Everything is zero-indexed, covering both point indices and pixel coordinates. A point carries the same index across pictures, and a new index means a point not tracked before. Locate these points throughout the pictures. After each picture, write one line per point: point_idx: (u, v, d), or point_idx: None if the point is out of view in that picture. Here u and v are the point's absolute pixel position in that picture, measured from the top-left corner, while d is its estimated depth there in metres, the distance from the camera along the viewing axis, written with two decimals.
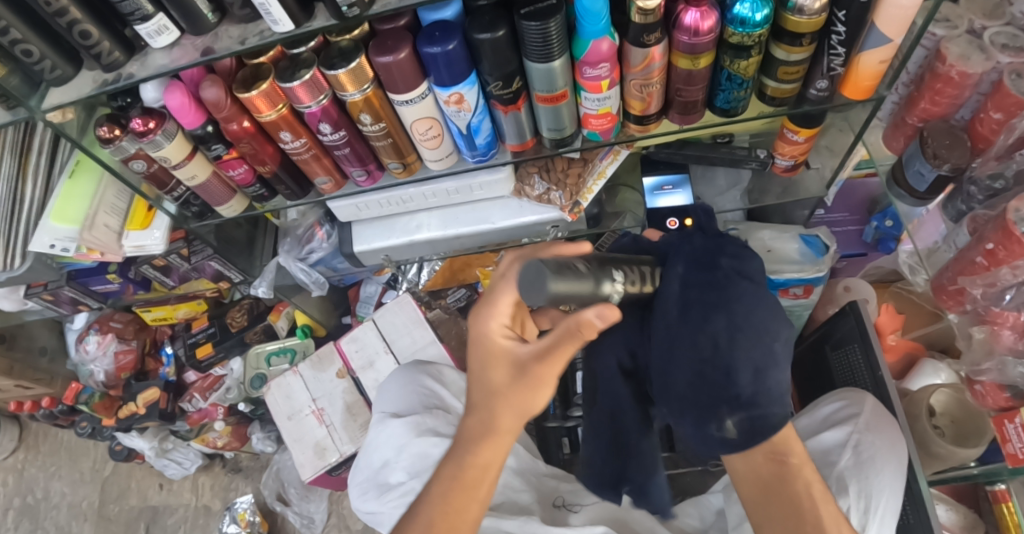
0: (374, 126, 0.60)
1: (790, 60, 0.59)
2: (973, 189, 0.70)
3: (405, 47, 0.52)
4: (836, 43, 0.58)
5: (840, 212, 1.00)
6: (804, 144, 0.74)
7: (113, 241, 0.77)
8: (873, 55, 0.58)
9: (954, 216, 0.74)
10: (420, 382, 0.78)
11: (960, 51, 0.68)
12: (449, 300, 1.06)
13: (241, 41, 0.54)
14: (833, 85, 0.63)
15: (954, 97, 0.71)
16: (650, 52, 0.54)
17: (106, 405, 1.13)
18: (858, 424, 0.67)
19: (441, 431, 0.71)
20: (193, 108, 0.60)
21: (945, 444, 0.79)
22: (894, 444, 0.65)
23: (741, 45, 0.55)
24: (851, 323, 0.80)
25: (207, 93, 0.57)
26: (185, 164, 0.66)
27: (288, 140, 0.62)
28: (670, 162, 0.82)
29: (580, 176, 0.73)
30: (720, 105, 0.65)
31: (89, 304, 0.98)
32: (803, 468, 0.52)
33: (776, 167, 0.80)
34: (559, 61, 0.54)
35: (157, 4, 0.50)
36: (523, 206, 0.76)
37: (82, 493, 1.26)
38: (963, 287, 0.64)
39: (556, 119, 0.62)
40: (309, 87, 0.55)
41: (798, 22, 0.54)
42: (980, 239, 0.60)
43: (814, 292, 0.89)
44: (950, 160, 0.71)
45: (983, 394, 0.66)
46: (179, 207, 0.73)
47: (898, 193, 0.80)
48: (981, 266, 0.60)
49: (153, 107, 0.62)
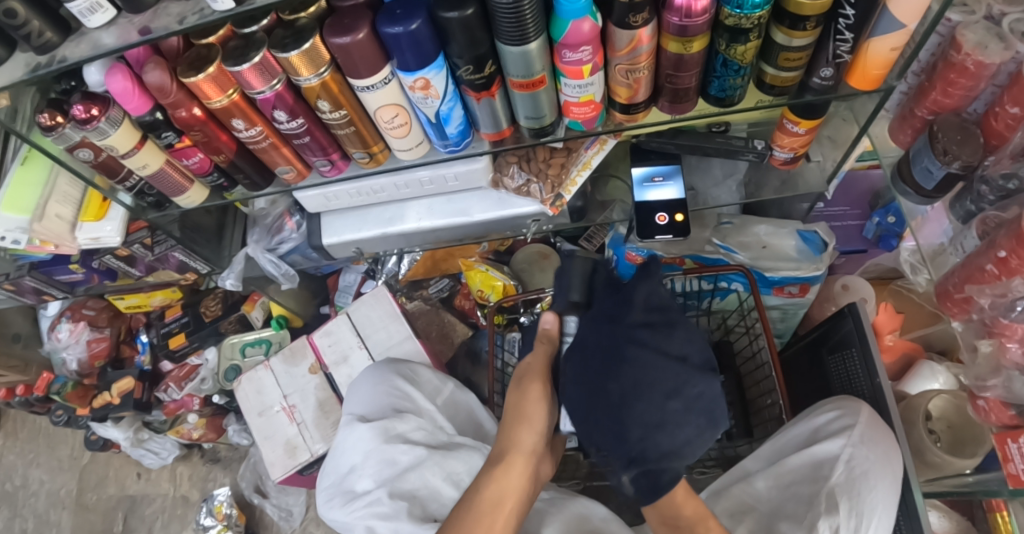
0: (335, 113, 0.55)
1: (792, 45, 0.53)
2: (984, 189, 0.66)
3: (364, 27, 0.47)
4: (843, 28, 0.52)
5: (840, 206, 0.95)
6: (805, 136, 0.69)
7: (66, 233, 0.72)
8: (883, 42, 0.54)
9: (963, 216, 0.70)
10: (392, 382, 0.75)
11: (977, 39, 0.63)
12: (431, 290, 1.01)
13: (181, 19, 0.49)
14: (838, 74, 0.58)
15: (967, 88, 0.66)
16: (636, 34, 0.49)
17: (80, 394, 1.10)
18: (852, 436, 0.63)
19: (411, 437, 0.70)
20: (137, 93, 0.55)
21: (940, 453, 0.76)
22: (888, 457, 0.61)
23: (738, 28, 0.49)
24: (849, 325, 0.76)
25: (150, 76, 0.52)
26: (135, 153, 0.61)
27: (242, 128, 0.57)
28: (662, 152, 0.76)
29: (563, 167, 0.68)
30: (714, 93, 0.59)
31: (55, 294, 0.94)
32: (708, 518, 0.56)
33: (775, 159, 0.75)
34: (535, 44, 0.48)
35: None
36: (503, 198, 0.71)
37: (60, 481, 1.23)
38: (970, 296, 0.61)
39: (534, 106, 0.56)
40: (260, 71, 0.50)
41: (801, 3, 0.48)
42: (992, 246, 0.57)
43: (810, 291, 0.84)
44: (961, 157, 0.65)
45: (987, 410, 0.62)
46: (134, 197, 0.69)
47: (904, 189, 0.75)
48: (991, 275, 0.57)
49: (97, 91, 0.57)
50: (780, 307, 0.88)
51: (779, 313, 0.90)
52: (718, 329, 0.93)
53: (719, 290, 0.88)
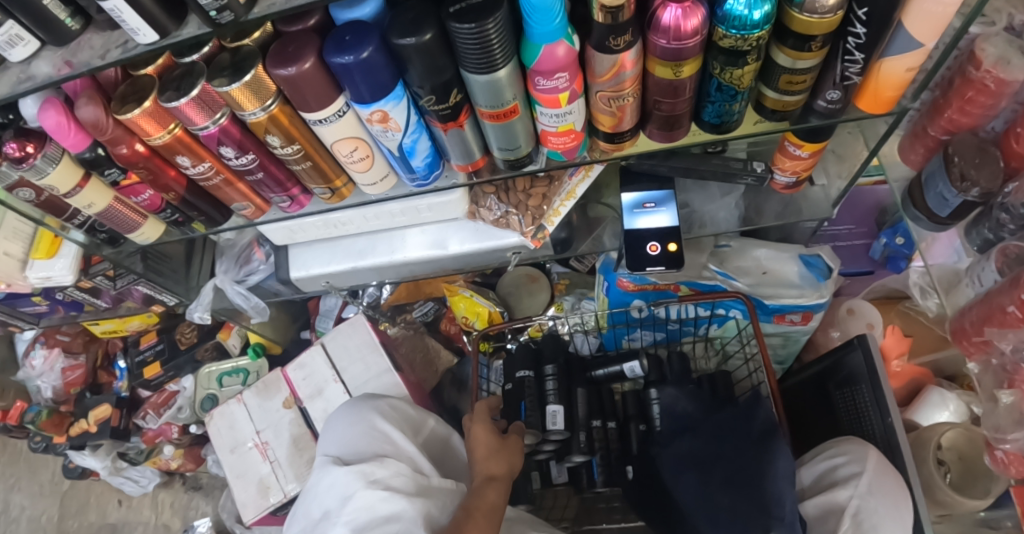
0: (287, 148, 0.51)
1: (795, 67, 0.47)
2: (1004, 217, 0.60)
3: (310, 56, 0.42)
4: (853, 48, 0.46)
5: (845, 224, 0.90)
6: (809, 159, 0.63)
7: (16, 271, 0.68)
8: (898, 62, 0.47)
9: (980, 244, 0.65)
10: (371, 422, 0.71)
11: (998, 53, 0.57)
12: (415, 314, 0.97)
13: (104, 53, 0.44)
14: (847, 96, 0.51)
15: (987, 107, 0.60)
16: (619, 59, 0.43)
17: (55, 423, 1.06)
18: (858, 487, 0.58)
19: (392, 484, 0.63)
20: (73, 128, 0.51)
21: (950, 493, 0.72)
22: (898, 506, 0.57)
23: (736, 50, 0.43)
24: (859, 359, 0.71)
25: (82, 112, 0.48)
26: (78, 192, 0.57)
27: (188, 165, 0.52)
28: (654, 175, 0.71)
29: (544, 197, 0.62)
30: (709, 119, 0.54)
31: (22, 324, 0.90)
32: None
33: (775, 183, 0.69)
34: (504, 71, 0.43)
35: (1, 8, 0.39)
36: (479, 229, 0.66)
37: (40, 508, 1.20)
38: (990, 339, 0.56)
39: (508, 137, 0.51)
40: (200, 105, 0.45)
41: (809, 23, 0.42)
42: (1016, 285, 0.52)
43: (813, 318, 0.79)
44: (981, 182, 0.60)
45: (1005, 464, 0.55)
46: (86, 234, 0.65)
47: (914, 215, 0.69)
48: (1014, 317, 0.52)
49: (33, 126, 0.52)
50: (782, 335, 0.83)
51: (780, 340, 0.84)
52: (718, 356, 0.88)
53: (716, 317, 0.82)
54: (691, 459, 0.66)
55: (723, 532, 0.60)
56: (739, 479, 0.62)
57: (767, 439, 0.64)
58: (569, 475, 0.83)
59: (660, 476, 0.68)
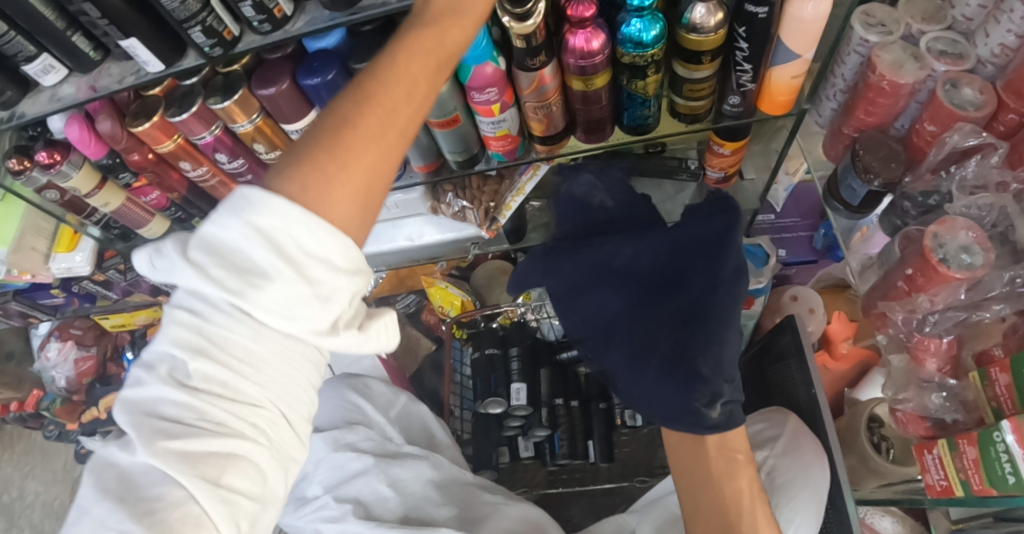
0: (271, 154, 0.59)
1: (693, 77, 0.57)
2: (907, 205, 0.68)
3: (286, 78, 0.51)
4: (741, 59, 0.56)
5: (791, 217, 0.97)
6: (732, 156, 0.71)
7: (41, 264, 0.77)
8: (783, 70, 0.57)
9: (891, 230, 0.72)
10: (344, 397, 0.82)
11: (892, 59, 0.66)
12: (399, 305, 1.05)
13: (120, 80, 0.53)
14: (746, 101, 0.61)
15: (888, 106, 0.68)
16: (537, 75, 0.52)
17: (68, 410, 1.19)
18: (774, 449, 0.68)
19: (359, 446, 0.76)
20: (93, 140, 0.60)
21: (882, 462, 0.79)
22: (811, 467, 0.65)
23: (636, 65, 0.53)
24: (788, 338, 0.79)
25: (101, 126, 0.57)
26: (96, 193, 0.66)
27: (190, 168, 0.62)
28: (601, 174, 0.79)
29: (496, 193, 0.70)
30: (627, 122, 0.62)
31: (39, 316, 0.99)
32: (745, 468, 0.54)
33: (708, 179, 0.77)
34: (444, 87, 0.52)
35: (40, 44, 0.49)
36: (442, 223, 0.74)
37: (54, 493, 1.29)
38: (885, 312, 0.63)
39: (457, 142, 0.60)
40: (199, 118, 0.54)
41: (698, 41, 0.52)
42: (903, 263, 0.60)
43: (756, 303, 0.87)
44: (882, 174, 0.68)
45: (905, 422, 0.64)
46: (102, 231, 0.74)
47: (835, 207, 0.77)
48: (902, 290, 0.60)
49: (58, 138, 0.61)
50: None
51: None
52: None
53: None
54: (655, 253, 0.59)
55: (650, 369, 0.56)
56: (688, 317, 0.56)
57: (725, 285, 0.57)
58: (536, 449, 0.92)
59: (585, 294, 0.61)
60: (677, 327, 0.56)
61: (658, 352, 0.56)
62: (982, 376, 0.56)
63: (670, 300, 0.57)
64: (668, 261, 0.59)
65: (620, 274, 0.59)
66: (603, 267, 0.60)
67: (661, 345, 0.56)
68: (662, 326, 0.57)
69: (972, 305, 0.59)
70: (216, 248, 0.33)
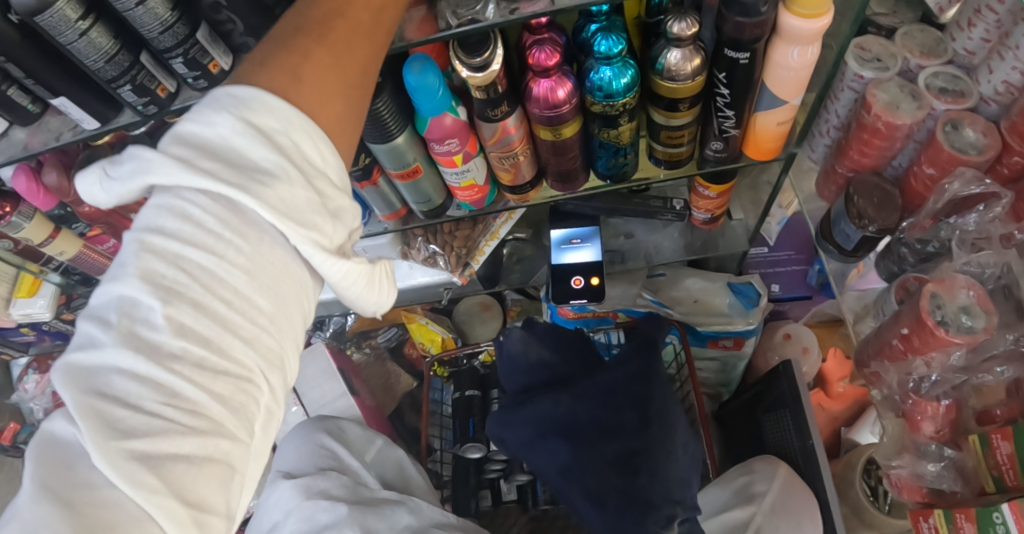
0: None
1: (671, 125, 0.53)
2: (904, 251, 0.64)
3: None
4: (722, 106, 0.52)
5: (783, 251, 0.93)
6: (718, 199, 0.68)
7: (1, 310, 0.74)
8: (769, 116, 0.53)
9: (887, 276, 0.68)
10: (318, 441, 0.78)
11: (888, 99, 0.62)
12: (379, 340, 1.01)
13: (58, 136, 0.50)
14: (730, 147, 0.57)
15: (884, 148, 0.64)
16: (500, 126, 0.49)
17: None
18: (762, 505, 0.64)
19: (333, 494, 0.71)
20: (42, 192, 0.56)
21: (878, 514, 0.75)
22: (797, 528, 0.62)
23: (607, 114, 0.50)
24: (783, 385, 0.75)
25: (47, 179, 0.55)
26: (50, 242, 0.63)
27: None
28: (583, 214, 0.75)
29: (469, 238, 0.67)
30: (602, 170, 0.58)
31: (11, 352, 0.97)
32: None
33: (694, 219, 0.74)
34: (400, 138, 0.49)
35: None
36: (413, 269, 0.71)
37: None
38: (878, 371, 0.59)
39: (419, 192, 0.56)
40: None
41: (673, 88, 0.49)
42: (897, 321, 0.55)
43: (746, 344, 0.81)
44: (876, 220, 0.63)
45: (898, 486, 0.59)
46: (62, 276, 0.72)
47: (826, 248, 0.72)
48: (898, 351, 0.55)
49: (7, 188, 0.59)
50: (719, 360, 0.86)
51: (718, 366, 0.88)
52: None
53: None
54: (589, 393, 0.55)
55: (607, 521, 0.50)
56: (638, 454, 0.52)
57: (664, 415, 0.55)
58: (519, 491, 0.86)
59: (528, 449, 0.55)
60: (622, 459, 0.51)
61: (607, 489, 0.50)
62: (982, 441, 0.52)
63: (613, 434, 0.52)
64: (610, 385, 0.56)
65: (554, 409, 0.54)
66: (546, 420, 0.53)
67: (613, 478, 0.50)
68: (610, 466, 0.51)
69: (972, 369, 0.55)
70: (193, 144, 0.28)
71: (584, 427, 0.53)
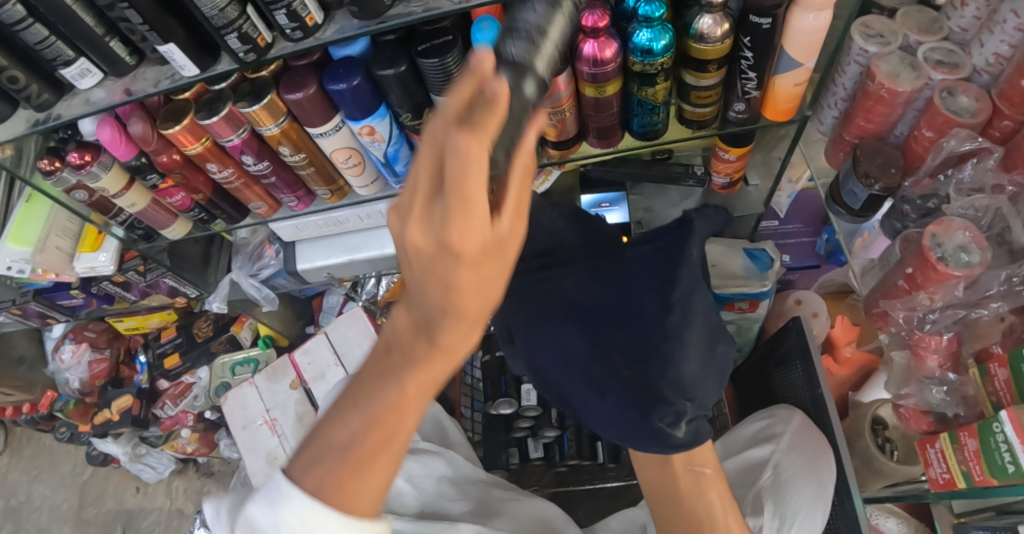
0: (295, 157, 0.62)
1: (700, 85, 0.59)
2: (906, 208, 0.71)
3: (314, 83, 0.54)
4: (746, 68, 0.58)
5: (794, 223, 1.00)
6: (738, 161, 0.74)
7: (65, 263, 0.81)
8: (786, 78, 0.59)
9: (891, 234, 0.74)
10: None
11: (889, 69, 0.68)
12: None
13: (156, 83, 0.56)
14: (751, 108, 0.63)
15: (886, 114, 0.71)
16: (553, 82, 0.54)
17: (81, 412, 1.19)
18: (780, 443, 0.68)
19: None
20: (124, 142, 0.62)
21: (887, 461, 0.79)
22: (815, 463, 0.64)
23: (646, 73, 0.55)
24: (793, 340, 0.79)
25: (134, 128, 0.60)
26: (124, 193, 0.69)
27: (216, 170, 0.64)
28: (609, 180, 0.83)
29: None
30: (637, 129, 0.64)
31: (58, 317, 1.01)
32: (715, 481, 0.60)
33: (714, 184, 0.79)
34: None
35: (78, 49, 0.52)
36: None
37: (62, 496, 1.29)
38: (887, 310, 0.65)
39: None
40: (229, 122, 0.57)
41: (702, 50, 0.54)
42: (902, 263, 0.62)
43: (761, 306, 0.88)
44: (882, 179, 0.70)
45: (907, 417, 0.66)
46: (126, 231, 0.77)
47: (836, 210, 0.79)
48: (903, 289, 0.62)
49: (90, 140, 0.64)
50: (736, 323, 0.91)
51: (734, 329, 0.93)
52: None
53: None
54: (611, 285, 0.62)
55: (609, 402, 0.58)
56: (653, 345, 0.58)
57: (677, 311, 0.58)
58: (545, 450, 0.92)
59: (538, 329, 0.64)
60: (630, 346, 0.59)
61: (613, 373, 0.59)
62: (983, 371, 0.58)
63: (625, 323, 0.60)
64: (623, 285, 0.62)
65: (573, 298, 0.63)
66: (562, 305, 0.63)
67: (617, 362, 0.59)
68: (618, 353, 0.59)
69: (970, 303, 0.61)
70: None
71: (594, 318, 0.61)
